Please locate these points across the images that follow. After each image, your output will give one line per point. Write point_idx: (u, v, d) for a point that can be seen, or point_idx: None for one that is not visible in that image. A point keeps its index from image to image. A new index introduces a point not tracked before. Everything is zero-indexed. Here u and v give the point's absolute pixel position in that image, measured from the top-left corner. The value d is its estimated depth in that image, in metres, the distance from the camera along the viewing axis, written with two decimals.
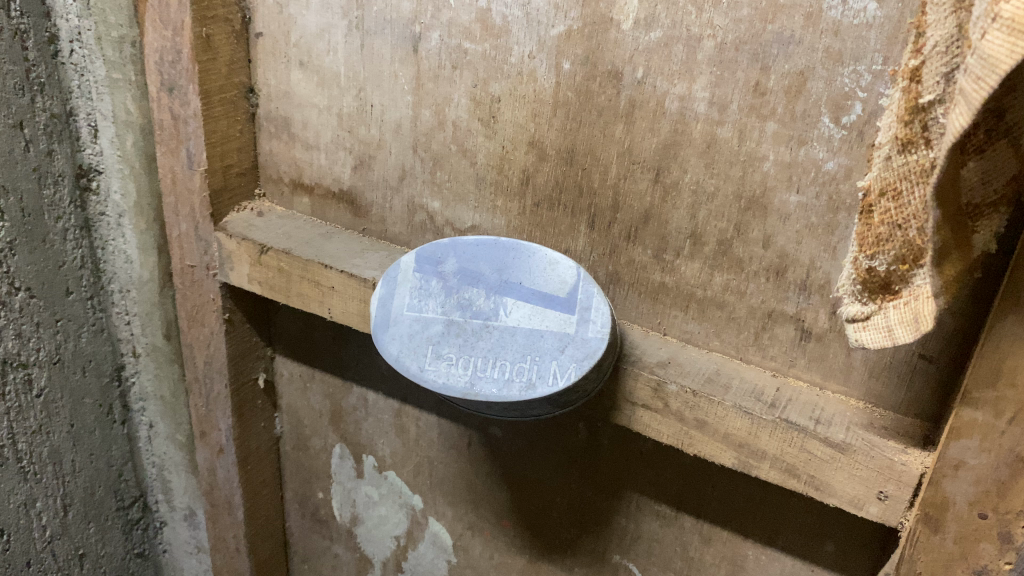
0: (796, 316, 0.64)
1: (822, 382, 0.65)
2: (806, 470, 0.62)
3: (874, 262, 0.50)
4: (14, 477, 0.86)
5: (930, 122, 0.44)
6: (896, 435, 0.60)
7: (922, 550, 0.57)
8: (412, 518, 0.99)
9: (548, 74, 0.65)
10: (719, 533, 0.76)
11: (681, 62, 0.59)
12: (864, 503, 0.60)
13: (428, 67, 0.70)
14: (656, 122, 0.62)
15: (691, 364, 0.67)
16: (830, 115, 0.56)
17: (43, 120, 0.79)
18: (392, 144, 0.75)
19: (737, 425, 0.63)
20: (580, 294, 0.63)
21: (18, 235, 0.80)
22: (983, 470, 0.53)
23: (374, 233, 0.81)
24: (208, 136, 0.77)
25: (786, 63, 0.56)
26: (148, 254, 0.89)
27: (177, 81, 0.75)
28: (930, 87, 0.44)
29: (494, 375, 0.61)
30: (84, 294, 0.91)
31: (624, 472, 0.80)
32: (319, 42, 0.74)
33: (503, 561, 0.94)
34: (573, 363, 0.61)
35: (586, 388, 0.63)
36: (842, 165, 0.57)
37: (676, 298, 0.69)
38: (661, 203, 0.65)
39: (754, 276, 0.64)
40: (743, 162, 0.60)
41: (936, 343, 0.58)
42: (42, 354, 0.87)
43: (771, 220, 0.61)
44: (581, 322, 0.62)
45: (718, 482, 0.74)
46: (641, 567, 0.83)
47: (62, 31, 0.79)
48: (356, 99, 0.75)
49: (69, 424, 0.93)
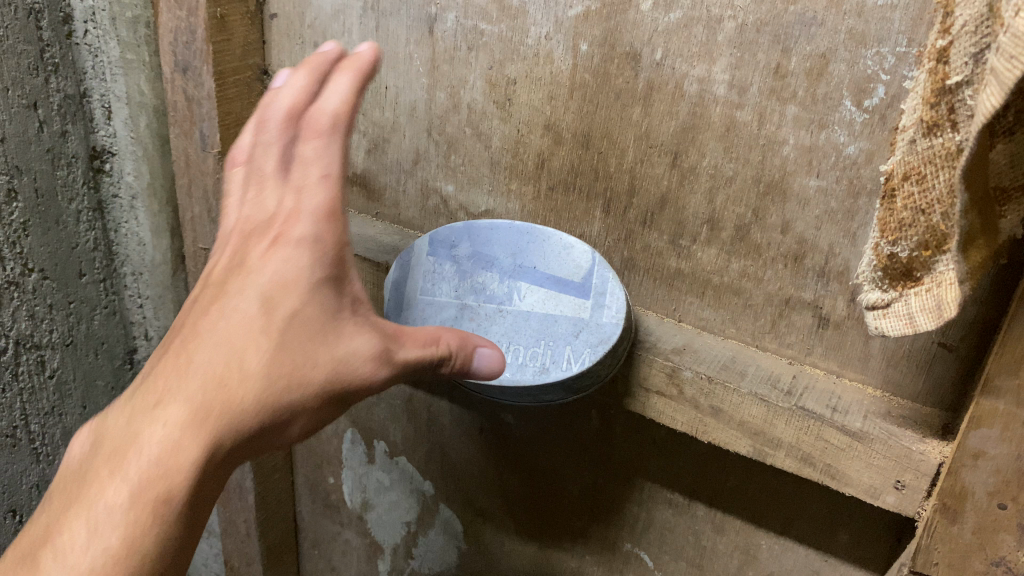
0: (814, 303, 0.63)
1: (839, 370, 0.64)
2: (822, 459, 0.61)
3: (896, 248, 0.49)
4: (26, 459, 0.87)
5: (957, 104, 0.43)
6: (914, 424, 0.60)
7: (940, 541, 0.56)
8: (422, 504, 0.99)
9: (565, 55, 0.64)
10: (732, 522, 0.76)
11: (701, 44, 0.59)
12: (881, 492, 0.60)
13: (443, 48, 0.69)
14: (674, 105, 0.61)
15: (707, 351, 0.67)
16: (852, 98, 0.55)
17: (57, 100, 0.79)
18: (406, 126, 0.75)
19: (752, 413, 0.63)
20: (596, 278, 0.62)
21: (32, 216, 0.80)
22: (1004, 459, 0.52)
23: (387, 217, 0.81)
24: (222, 118, 0.76)
25: (808, 45, 0.55)
26: (161, 236, 0.89)
27: (191, 62, 0.74)
28: (958, 68, 0.43)
29: (507, 360, 0.62)
30: (96, 277, 0.91)
31: (637, 460, 0.79)
32: (334, 23, 0.73)
33: (513, 548, 0.93)
34: (587, 348, 0.60)
35: (602, 374, 0.62)
36: (863, 149, 0.56)
37: (692, 284, 0.68)
38: (678, 187, 0.64)
39: (771, 262, 0.63)
40: (763, 146, 0.59)
41: (957, 331, 0.57)
42: (55, 336, 0.87)
43: (790, 205, 0.60)
44: (596, 307, 0.61)
45: (732, 472, 0.73)
46: (652, 556, 0.83)
47: (76, 11, 0.79)
48: (370, 81, 0.74)
49: (81, 406, 0.93)
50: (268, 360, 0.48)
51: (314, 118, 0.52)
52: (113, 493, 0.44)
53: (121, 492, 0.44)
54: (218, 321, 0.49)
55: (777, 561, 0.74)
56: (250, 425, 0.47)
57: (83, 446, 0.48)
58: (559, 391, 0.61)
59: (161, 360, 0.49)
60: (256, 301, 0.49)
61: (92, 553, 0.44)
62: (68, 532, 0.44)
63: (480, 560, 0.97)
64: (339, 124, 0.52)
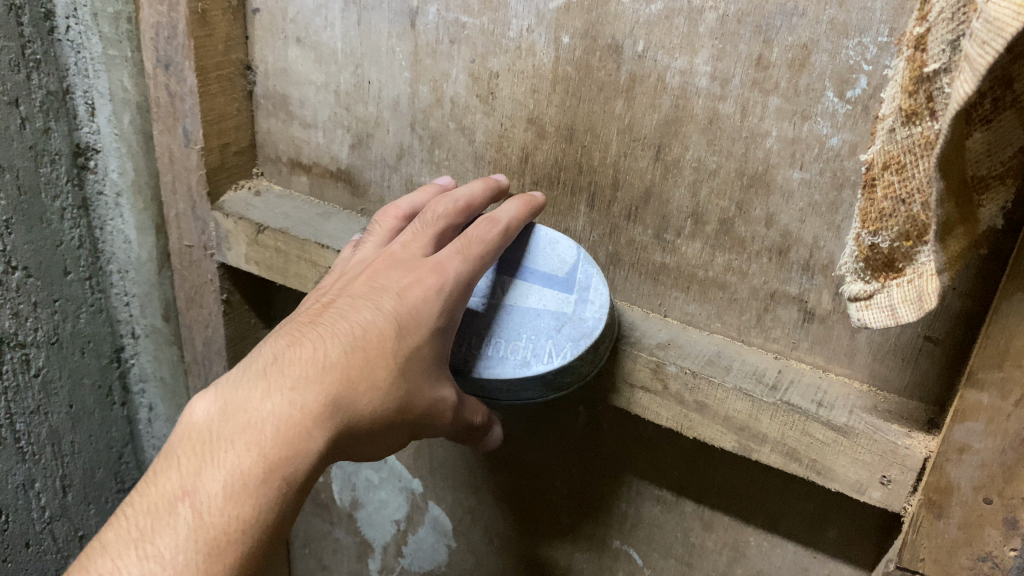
0: (799, 297, 0.62)
1: (825, 364, 0.64)
2: (808, 455, 0.61)
3: (877, 239, 0.48)
4: (12, 458, 0.86)
5: (935, 92, 0.43)
6: (900, 419, 0.59)
7: (926, 536, 0.56)
8: (412, 502, 0.99)
9: (547, 48, 0.64)
10: (720, 519, 0.75)
11: (682, 35, 0.58)
12: (867, 487, 0.59)
13: (426, 42, 0.69)
14: (657, 98, 0.61)
15: (692, 346, 0.66)
16: (834, 89, 0.54)
17: (40, 96, 0.79)
18: (390, 121, 0.74)
19: (737, 408, 0.62)
20: (580, 272, 0.62)
21: (15, 213, 0.79)
22: (989, 454, 0.51)
23: (373, 213, 0.80)
24: (205, 113, 0.76)
25: (789, 36, 0.54)
26: (147, 234, 0.88)
27: (173, 58, 0.74)
28: (935, 56, 0.43)
29: (490, 354, 0.61)
30: (82, 275, 0.90)
31: (625, 456, 0.79)
32: (317, 18, 0.73)
33: (503, 546, 0.93)
34: (570, 342, 0.60)
35: (584, 371, 0.61)
36: (846, 141, 0.55)
37: (677, 278, 0.67)
38: (662, 181, 0.64)
39: (756, 255, 0.62)
40: (746, 138, 0.59)
41: (942, 324, 0.57)
42: (40, 334, 0.86)
43: (774, 198, 0.60)
44: (579, 300, 0.61)
45: (719, 468, 0.73)
46: (641, 553, 0.82)
47: (58, 6, 0.78)
48: (353, 75, 0.74)
49: (68, 404, 0.93)
50: (398, 378, 0.54)
51: (483, 223, 0.59)
52: (251, 466, 0.49)
53: (259, 464, 0.50)
54: (354, 331, 0.54)
55: (765, 558, 0.74)
56: (369, 430, 0.54)
57: (207, 409, 0.52)
58: (539, 385, 0.60)
59: (293, 347, 0.54)
60: (389, 316, 0.55)
61: (219, 517, 0.49)
62: (201, 488, 0.49)
63: (470, 558, 0.97)
64: (505, 237, 0.59)
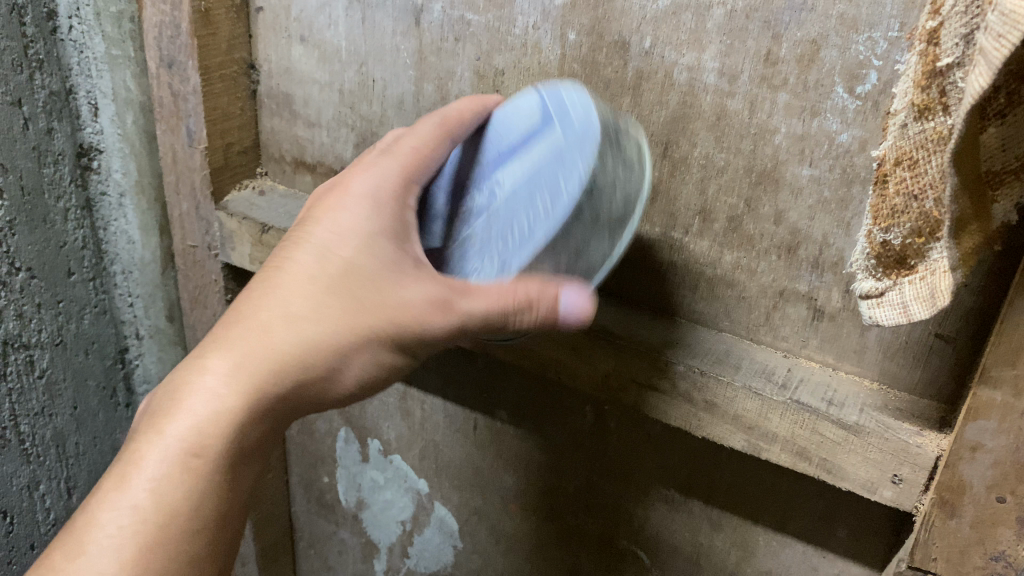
0: (808, 295, 0.62)
1: (834, 363, 0.63)
2: (818, 454, 0.60)
3: (889, 236, 0.48)
4: (17, 460, 0.86)
5: (948, 87, 0.43)
6: (911, 417, 0.59)
7: (939, 536, 0.55)
8: (418, 502, 0.98)
9: (553, 45, 0.63)
10: (729, 519, 0.75)
11: (690, 31, 0.58)
12: (878, 487, 0.59)
13: (430, 40, 0.68)
14: (664, 94, 0.60)
15: (701, 345, 0.66)
16: (844, 84, 0.54)
17: (42, 97, 0.78)
18: (394, 120, 0.74)
19: (747, 407, 0.62)
20: (553, 103, 0.54)
21: (18, 214, 0.79)
22: (1002, 452, 0.51)
23: None
24: (208, 113, 0.75)
25: (798, 31, 0.54)
26: (150, 234, 0.88)
27: (176, 57, 0.73)
28: (949, 49, 0.42)
29: (514, 243, 0.53)
30: (86, 275, 0.90)
31: (632, 456, 0.78)
32: (320, 16, 0.72)
33: (510, 546, 0.93)
34: (581, 156, 0.51)
35: (626, 191, 0.54)
36: (856, 137, 0.55)
37: (685, 277, 0.67)
38: (669, 178, 0.63)
39: (765, 253, 0.62)
40: (755, 135, 0.58)
41: (953, 322, 0.56)
42: (44, 335, 0.86)
43: (783, 194, 0.59)
44: (565, 124, 0.53)
45: (728, 467, 0.72)
46: (649, 553, 0.82)
47: (60, 6, 0.78)
48: (358, 74, 0.73)
49: (72, 406, 0.92)
50: (364, 326, 0.51)
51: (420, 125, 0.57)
52: (187, 436, 0.49)
53: (181, 426, 0.49)
54: (279, 267, 0.53)
55: (774, 558, 0.73)
56: (308, 352, 0.51)
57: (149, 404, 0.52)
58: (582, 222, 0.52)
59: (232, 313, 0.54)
60: (343, 261, 0.52)
61: (151, 489, 0.49)
62: (132, 469, 0.49)
63: (477, 559, 0.96)
64: (447, 124, 0.56)
